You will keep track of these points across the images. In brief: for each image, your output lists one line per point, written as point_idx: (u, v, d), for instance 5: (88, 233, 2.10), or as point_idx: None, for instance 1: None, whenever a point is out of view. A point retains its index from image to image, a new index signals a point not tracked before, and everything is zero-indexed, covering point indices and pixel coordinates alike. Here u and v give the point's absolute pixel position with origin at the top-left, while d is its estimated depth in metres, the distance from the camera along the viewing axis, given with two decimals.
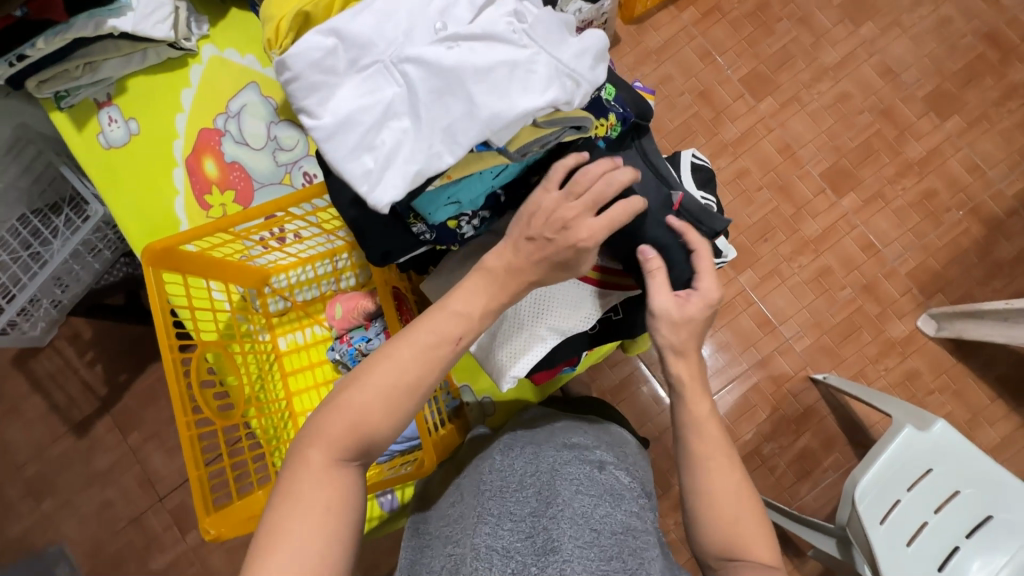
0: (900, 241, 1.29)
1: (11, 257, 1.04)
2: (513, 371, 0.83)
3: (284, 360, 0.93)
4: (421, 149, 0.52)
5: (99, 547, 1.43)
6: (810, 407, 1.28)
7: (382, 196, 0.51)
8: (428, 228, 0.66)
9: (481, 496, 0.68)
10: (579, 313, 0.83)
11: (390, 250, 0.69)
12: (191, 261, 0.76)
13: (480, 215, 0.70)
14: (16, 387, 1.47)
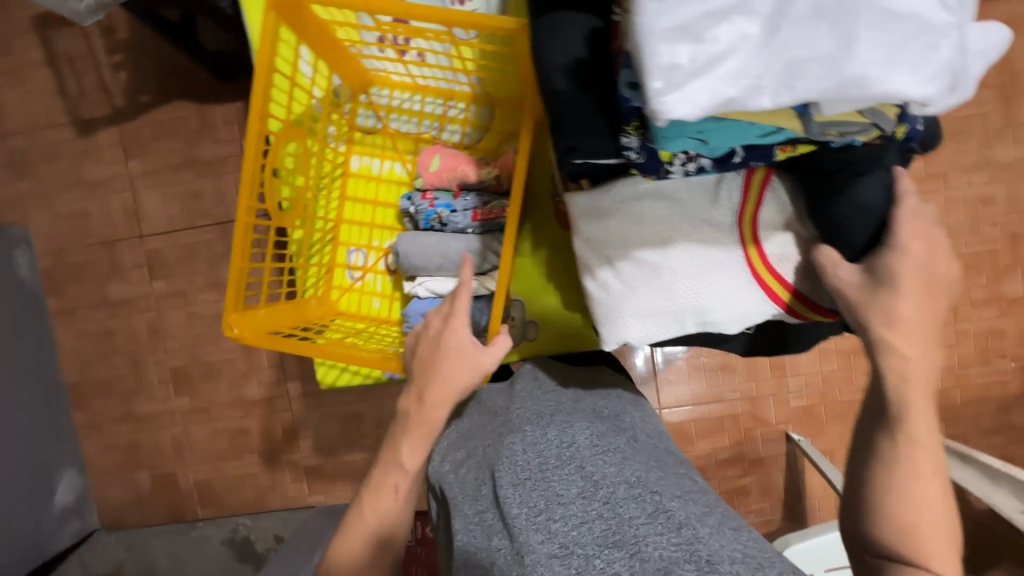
0: (942, 360, 1.26)
1: None
2: (630, 338, 0.71)
3: (349, 181, 0.97)
4: (749, 71, 0.40)
5: (62, 250, 1.38)
6: (770, 457, 1.32)
7: (675, 109, 0.40)
8: (638, 145, 0.55)
9: (519, 469, 0.72)
10: (735, 314, 0.69)
11: (578, 145, 0.57)
12: (312, 27, 0.73)
13: (698, 160, 0.60)
14: (31, 51, 1.33)
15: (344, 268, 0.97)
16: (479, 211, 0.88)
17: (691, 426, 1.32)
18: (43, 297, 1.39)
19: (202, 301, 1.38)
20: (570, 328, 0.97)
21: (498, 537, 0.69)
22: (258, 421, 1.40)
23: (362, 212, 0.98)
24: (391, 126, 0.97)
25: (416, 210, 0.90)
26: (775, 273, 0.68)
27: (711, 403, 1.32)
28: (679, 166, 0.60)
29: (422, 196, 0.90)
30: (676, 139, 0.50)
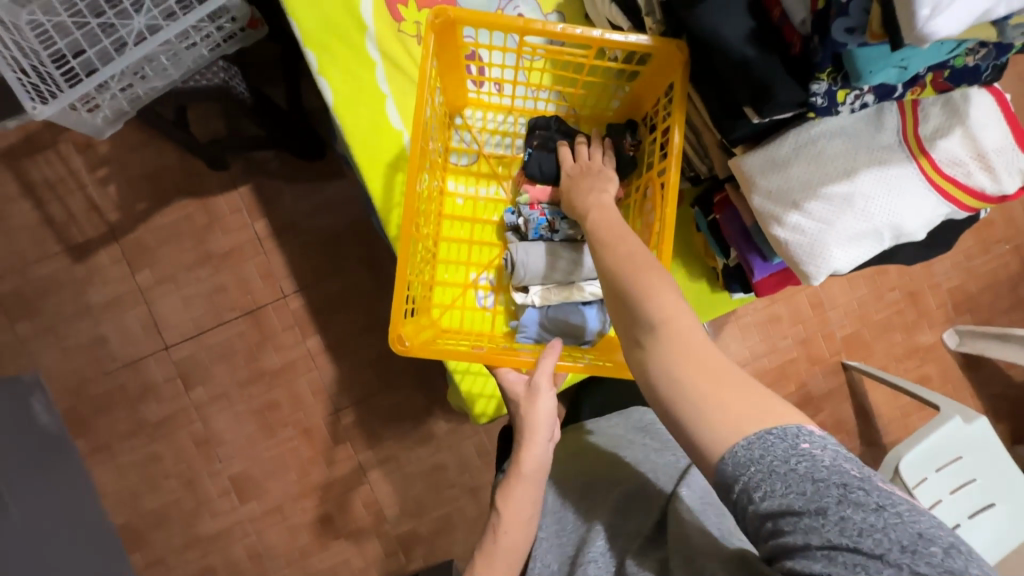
0: (950, 259, 1.40)
1: (77, 23, 0.87)
2: (835, 265, 0.71)
3: (449, 206, 0.97)
4: None
5: (84, 385, 1.29)
6: (835, 389, 1.39)
7: (948, 28, 0.45)
8: (826, 91, 0.62)
9: (556, 501, 0.85)
10: (923, 214, 0.70)
11: (776, 91, 0.62)
12: (454, 45, 0.82)
13: (864, 98, 0.66)
14: (5, 187, 1.26)
15: (473, 291, 0.96)
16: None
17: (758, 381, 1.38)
18: (70, 440, 1.27)
19: (249, 396, 1.31)
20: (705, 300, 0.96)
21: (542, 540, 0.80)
22: (336, 504, 1.32)
23: (464, 231, 0.98)
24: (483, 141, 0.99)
25: (526, 220, 0.92)
26: (947, 177, 0.69)
27: (767, 354, 1.38)
28: (851, 104, 0.66)
29: (527, 204, 0.91)
30: (880, 71, 0.57)
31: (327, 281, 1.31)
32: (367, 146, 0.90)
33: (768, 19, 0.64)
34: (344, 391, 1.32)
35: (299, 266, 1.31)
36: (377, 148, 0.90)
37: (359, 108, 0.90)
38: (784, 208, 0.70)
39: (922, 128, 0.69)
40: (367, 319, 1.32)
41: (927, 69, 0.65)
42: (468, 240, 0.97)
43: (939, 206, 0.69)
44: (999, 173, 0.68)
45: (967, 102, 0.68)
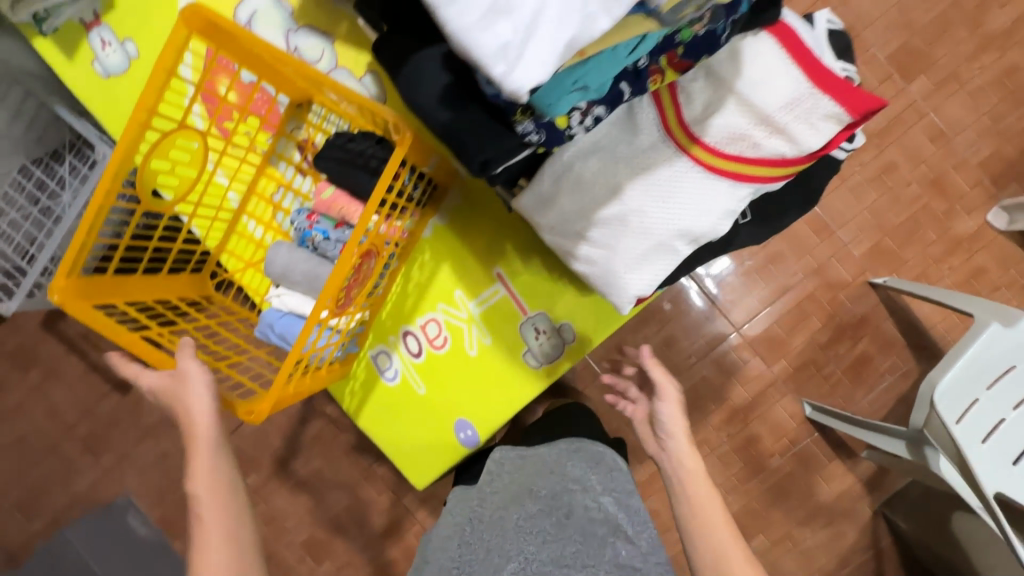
0: (973, 128, 1.18)
1: (22, 215, 0.98)
2: (634, 289, 0.64)
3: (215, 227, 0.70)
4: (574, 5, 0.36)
5: (163, 495, 1.47)
6: (869, 313, 1.24)
7: (527, 80, 0.36)
8: (535, 127, 0.52)
9: (473, 513, 0.79)
10: (708, 212, 0.62)
11: (489, 158, 0.55)
12: (221, 40, 0.53)
13: (595, 112, 0.54)
14: (53, 349, 1.46)
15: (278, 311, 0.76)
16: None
17: (778, 328, 1.26)
18: (170, 543, 1.47)
19: (293, 471, 1.42)
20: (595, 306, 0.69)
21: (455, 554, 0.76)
22: (397, 548, 1.41)
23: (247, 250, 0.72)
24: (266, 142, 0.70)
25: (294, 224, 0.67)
26: (728, 157, 0.61)
27: (779, 297, 1.25)
28: (579, 125, 0.54)
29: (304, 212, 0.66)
30: (561, 100, 0.47)
31: None
32: (119, 115, 0.73)
33: (464, 69, 0.52)
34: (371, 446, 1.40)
35: None
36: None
37: (115, 82, 0.72)
38: (572, 241, 0.64)
39: (689, 110, 0.61)
40: None
41: (652, 56, 0.54)
42: (243, 259, 0.71)
43: (736, 190, 0.61)
44: (789, 130, 0.59)
45: (731, 69, 0.60)
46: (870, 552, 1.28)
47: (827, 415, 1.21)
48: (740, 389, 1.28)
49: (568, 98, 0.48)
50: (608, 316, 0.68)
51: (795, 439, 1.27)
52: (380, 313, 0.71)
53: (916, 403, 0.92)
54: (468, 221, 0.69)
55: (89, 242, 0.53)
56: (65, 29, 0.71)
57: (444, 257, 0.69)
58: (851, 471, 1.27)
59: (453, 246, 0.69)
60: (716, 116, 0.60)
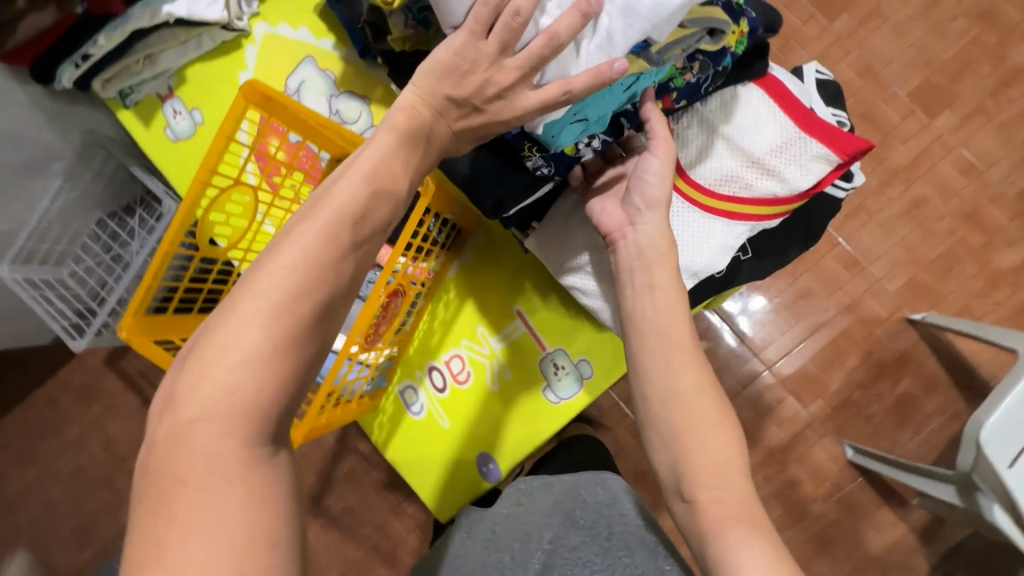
0: (1006, 160, 1.16)
1: (96, 262, 1.09)
2: None
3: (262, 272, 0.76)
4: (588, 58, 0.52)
5: None
6: (909, 350, 1.19)
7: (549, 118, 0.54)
8: (544, 161, 0.60)
9: (509, 532, 0.74)
10: (708, 248, 0.67)
11: (503, 198, 0.63)
12: (275, 108, 0.61)
13: (597, 142, 0.61)
14: (113, 386, 1.57)
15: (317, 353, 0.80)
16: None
17: (813, 366, 1.22)
18: None
19: (325, 508, 1.44)
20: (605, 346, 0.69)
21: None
22: None
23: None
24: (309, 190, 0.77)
25: None
26: (724, 197, 0.67)
27: (811, 334, 1.23)
28: (586, 152, 0.61)
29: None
30: (562, 131, 0.55)
31: None
32: (185, 175, 0.82)
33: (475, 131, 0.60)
34: (401, 484, 1.41)
35: None
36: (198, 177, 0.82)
37: (182, 145, 0.82)
38: (574, 256, 0.67)
39: (684, 155, 0.68)
40: None
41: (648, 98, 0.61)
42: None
43: (734, 228, 0.67)
44: (781, 172, 0.66)
45: (722, 119, 0.67)
46: None
47: (870, 458, 1.16)
48: (775, 429, 1.24)
49: (570, 130, 0.56)
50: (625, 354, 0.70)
51: (838, 484, 1.22)
52: (408, 349, 0.75)
53: (962, 443, 0.88)
54: (490, 261, 0.73)
55: (154, 285, 0.60)
56: (144, 102, 0.83)
57: (467, 295, 0.73)
58: (902, 519, 1.19)
59: (475, 286, 0.73)
60: (710, 160, 0.67)
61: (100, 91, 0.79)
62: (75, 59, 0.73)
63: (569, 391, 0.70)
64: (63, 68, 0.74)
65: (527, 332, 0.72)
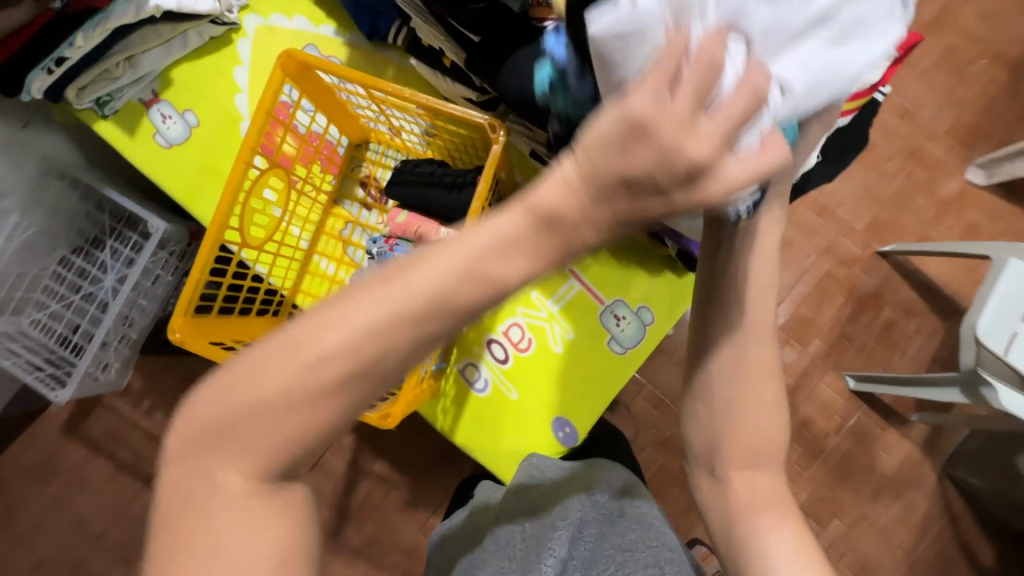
0: (933, 102, 1.31)
1: (64, 304, 0.98)
2: None
3: (295, 271, 0.72)
4: (796, 99, 0.35)
5: None
6: (885, 279, 1.30)
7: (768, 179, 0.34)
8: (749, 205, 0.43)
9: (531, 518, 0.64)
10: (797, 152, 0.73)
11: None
12: (305, 77, 0.59)
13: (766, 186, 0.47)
14: (76, 455, 1.39)
15: None
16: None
17: (806, 309, 1.31)
18: None
19: (346, 542, 1.34)
20: (664, 289, 0.73)
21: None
22: None
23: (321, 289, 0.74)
24: (330, 182, 0.74)
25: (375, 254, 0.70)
26: None
27: (800, 279, 1.31)
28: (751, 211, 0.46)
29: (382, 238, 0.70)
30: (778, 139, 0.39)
31: None
32: (182, 182, 0.76)
33: None
34: (425, 500, 1.34)
35: None
36: (198, 184, 0.76)
37: (176, 152, 0.76)
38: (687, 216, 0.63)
39: None
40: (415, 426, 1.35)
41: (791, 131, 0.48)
42: (318, 297, 0.73)
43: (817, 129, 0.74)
44: None
45: None
46: (944, 517, 1.27)
47: (875, 382, 1.24)
48: (781, 375, 1.31)
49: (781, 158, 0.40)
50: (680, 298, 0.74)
51: (845, 416, 1.30)
52: (465, 328, 0.76)
53: (962, 345, 0.96)
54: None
55: (200, 282, 0.57)
56: (125, 109, 0.76)
57: None
58: (906, 436, 1.29)
59: None
60: None
61: (74, 101, 0.72)
62: (47, 63, 0.66)
63: (633, 340, 0.74)
64: (33, 75, 0.66)
65: (582, 289, 0.75)
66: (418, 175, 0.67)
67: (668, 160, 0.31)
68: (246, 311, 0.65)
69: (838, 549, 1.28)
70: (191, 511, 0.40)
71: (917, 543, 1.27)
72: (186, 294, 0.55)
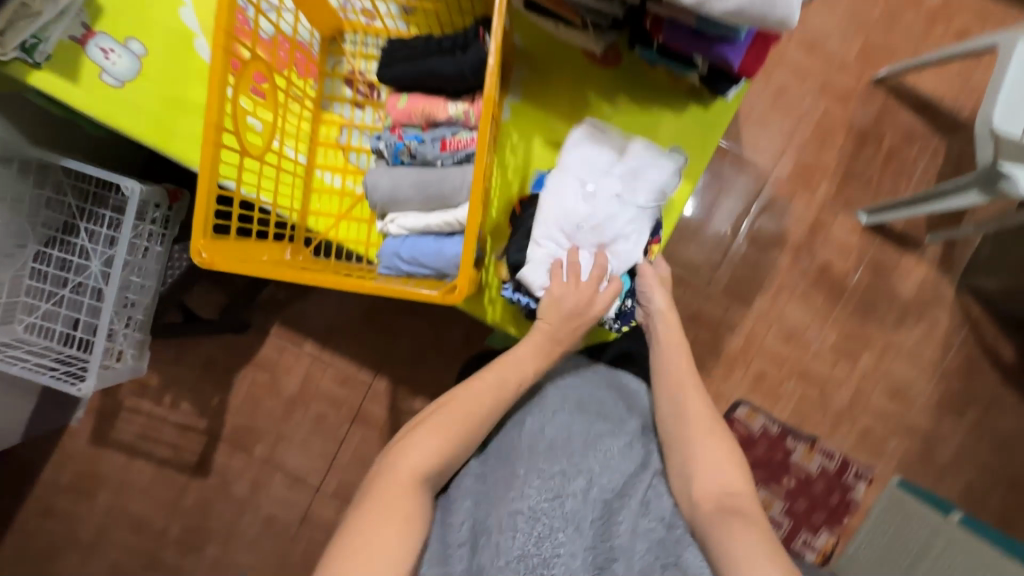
0: None
1: (55, 301, 0.91)
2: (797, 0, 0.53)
3: (299, 188, 0.67)
4: (623, 262, 0.71)
5: (283, 562, 1.36)
6: (883, 107, 1.29)
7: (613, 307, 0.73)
8: None
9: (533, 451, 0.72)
10: None
11: None
12: None
13: None
14: (114, 462, 1.36)
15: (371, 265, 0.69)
16: (450, 136, 0.62)
17: (808, 155, 1.30)
18: None
19: None
20: (683, 122, 0.74)
21: (469, 504, 0.69)
22: None
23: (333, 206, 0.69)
24: (312, 86, 0.68)
25: (381, 148, 0.64)
26: None
27: (798, 125, 1.30)
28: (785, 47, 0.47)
29: (387, 130, 0.64)
30: None
31: (393, 351, 1.35)
32: (148, 121, 0.71)
33: None
34: None
35: (364, 354, 1.35)
36: (170, 125, 0.71)
37: (132, 89, 0.70)
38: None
39: None
40: (448, 357, 1.34)
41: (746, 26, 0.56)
42: (333, 213, 0.67)
43: None
44: None
45: None
46: (968, 326, 1.31)
47: (888, 210, 1.24)
48: (795, 225, 1.31)
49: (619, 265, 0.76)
50: (709, 127, 0.74)
51: (862, 252, 1.31)
52: (493, 213, 0.76)
53: (978, 141, 0.95)
54: (541, 91, 0.75)
55: (212, 197, 0.52)
56: (58, 53, 0.68)
57: (531, 131, 0.76)
58: (922, 258, 1.31)
59: (535, 118, 0.75)
60: None
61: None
62: None
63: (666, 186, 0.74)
64: None
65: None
66: (416, 48, 0.62)
67: (578, 316, 0.70)
68: (260, 233, 0.60)
69: (872, 379, 1.33)
70: (387, 499, 0.60)
71: (944, 357, 1.32)
72: (199, 206, 0.50)
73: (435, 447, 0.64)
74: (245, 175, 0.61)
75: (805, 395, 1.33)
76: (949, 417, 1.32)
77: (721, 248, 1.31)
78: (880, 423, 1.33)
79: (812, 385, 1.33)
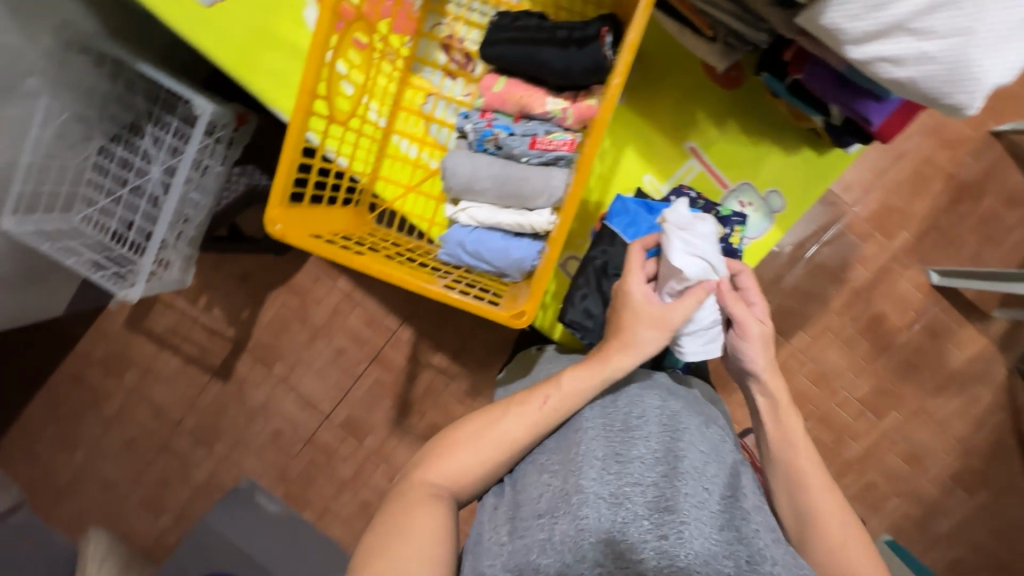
0: None
1: (113, 198, 0.93)
2: (987, 80, 0.52)
3: (381, 157, 0.69)
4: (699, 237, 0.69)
5: (284, 472, 1.44)
6: (994, 164, 1.18)
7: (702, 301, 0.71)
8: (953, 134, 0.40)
9: (606, 422, 0.65)
10: None
11: None
12: None
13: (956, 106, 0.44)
14: (143, 349, 1.43)
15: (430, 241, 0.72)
16: (542, 135, 0.61)
17: (896, 199, 1.21)
18: (301, 514, 1.45)
19: (410, 428, 1.39)
20: (788, 166, 0.77)
21: (546, 477, 0.62)
22: None
23: (404, 174, 0.70)
24: (406, 46, 0.69)
25: (468, 134, 0.64)
26: None
27: (895, 164, 1.20)
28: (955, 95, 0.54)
29: (477, 112, 0.63)
30: None
31: (422, 304, 1.35)
32: (228, 48, 0.74)
33: None
34: (484, 391, 1.37)
35: (394, 302, 1.36)
36: (251, 56, 0.74)
37: (220, 12, 0.72)
38: (927, 71, 0.54)
39: None
40: (474, 321, 1.34)
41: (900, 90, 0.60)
42: (404, 183, 0.68)
43: None
44: None
45: None
46: (1007, 410, 1.26)
47: (962, 276, 1.17)
48: (859, 270, 1.24)
49: None
50: (817, 174, 0.77)
51: (921, 311, 1.24)
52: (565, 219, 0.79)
53: None
54: (645, 99, 0.77)
55: (291, 167, 0.54)
56: None
57: (626, 144, 0.78)
58: (982, 332, 1.24)
59: (632, 129, 0.78)
60: None
61: None
62: None
63: (755, 230, 0.78)
64: None
65: (703, 169, 0.78)
66: (533, 37, 0.60)
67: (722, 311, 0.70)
68: (336, 202, 0.63)
69: (891, 438, 1.30)
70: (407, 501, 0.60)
71: (973, 434, 1.28)
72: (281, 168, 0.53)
73: (484, 453, 0.63)
74: (333, 139, 0.63)
75: (819, 438, 1.31)
76: (959, 491, 1.30)
77: (774, 276, 1.26)
78: (886, 482, 1.31)
79: (829, 430, 1.30)
